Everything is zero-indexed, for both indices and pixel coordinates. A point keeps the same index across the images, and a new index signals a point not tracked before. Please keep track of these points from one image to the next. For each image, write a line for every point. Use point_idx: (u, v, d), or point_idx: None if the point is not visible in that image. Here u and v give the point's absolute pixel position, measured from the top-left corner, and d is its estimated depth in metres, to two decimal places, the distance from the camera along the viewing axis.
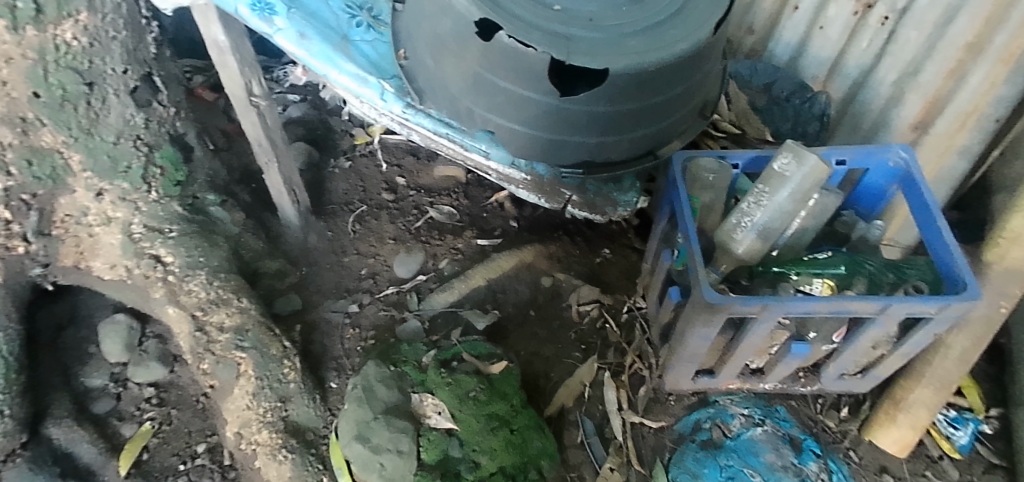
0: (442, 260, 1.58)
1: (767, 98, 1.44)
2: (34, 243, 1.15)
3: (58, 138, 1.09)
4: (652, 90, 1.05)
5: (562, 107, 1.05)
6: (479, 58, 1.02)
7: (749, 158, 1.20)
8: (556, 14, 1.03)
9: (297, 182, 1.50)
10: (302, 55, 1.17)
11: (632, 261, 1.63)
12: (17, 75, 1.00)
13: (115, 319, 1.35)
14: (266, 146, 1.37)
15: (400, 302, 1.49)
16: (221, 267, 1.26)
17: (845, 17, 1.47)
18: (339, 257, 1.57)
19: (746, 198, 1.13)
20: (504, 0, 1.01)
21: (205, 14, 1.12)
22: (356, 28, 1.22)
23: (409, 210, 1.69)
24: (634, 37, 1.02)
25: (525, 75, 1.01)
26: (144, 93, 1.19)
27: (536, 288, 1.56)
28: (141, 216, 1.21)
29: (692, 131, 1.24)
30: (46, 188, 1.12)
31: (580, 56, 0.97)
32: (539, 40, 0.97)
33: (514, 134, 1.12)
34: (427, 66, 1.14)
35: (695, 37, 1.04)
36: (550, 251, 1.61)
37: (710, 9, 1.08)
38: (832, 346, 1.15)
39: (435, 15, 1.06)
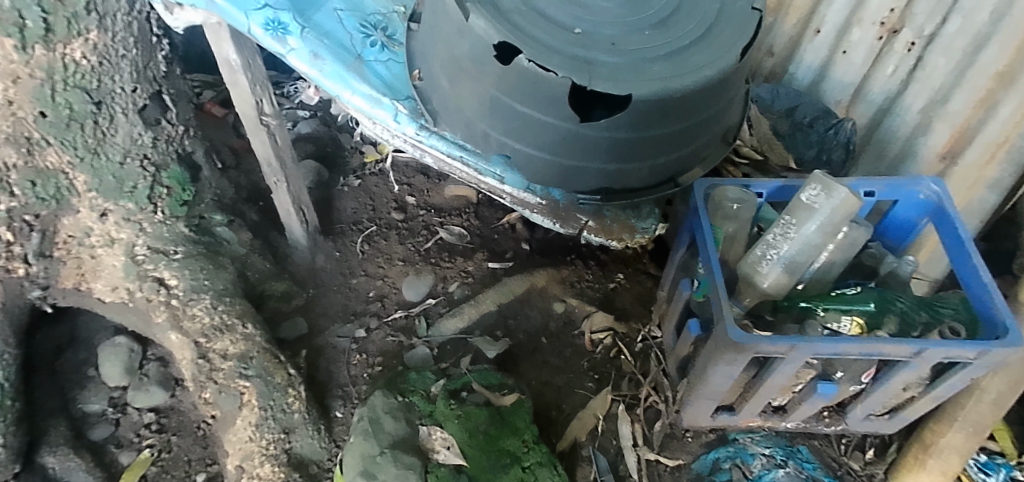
0: (452, 283, 1.54)
1: (790, 124, 1.41)
2: (35, 265, 1.12)
3: (64, 158, 1.06)
4: (676, 117, 1.01)
5: (581, 133, 1.00)
6: (498, 82, 0.98)
7: (772, 188, 1.16)
8: (578, 37, 0.99)
9: (306, 202, 1.47)
10: (315, 76, 1.12)
11: (648, 287, 1.59)
12: (24, 94, 0.97)
13: (116, 342, 1.32)
14: (275, 167, 1.34)
15: (408, 327, 1.44)
16: (226, 291, 1.22)
17: (869, 42, 1.44)
18: (347, 279, 1.53)
19: (772, 230, 1.09)
20: (524, 23, 0.97)
21: (217, 33, 1.12)
22: (370, 48, 1.18)
23: (418, 230, 1.65)
24: (659, 62, 0.98)
25: (545, 100, 0.97)
26: (153, 112, 1.17)
27: (548, 315, 1.51)
28: (146, 237, 1.18)
29: (715, 159, 1.19)
30: (50, 209, 1.09)
31: (602, 81, 0.93)
32: (559, 64, 0.93)
33: (531, 160, 1.08)
34: (442, 87, 1.10)
35: (722, 63, 0.99)
36: (563, 276, 1.57)
37: (737, 33, 1.03)
38: (860, 387, 1.11)
39: (451, 37, 1.02)
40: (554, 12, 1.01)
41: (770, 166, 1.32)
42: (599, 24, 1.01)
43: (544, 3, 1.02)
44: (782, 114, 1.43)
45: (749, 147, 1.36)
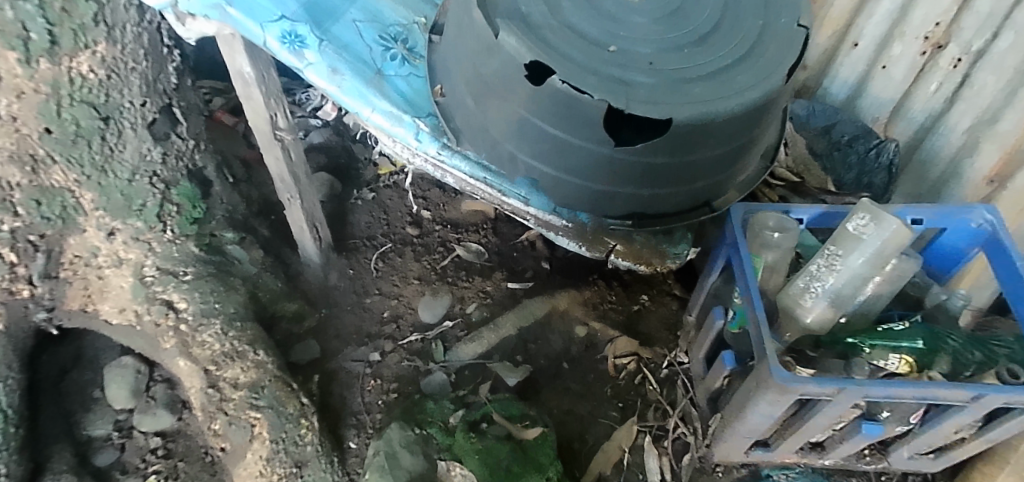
0: (470, 304, 1.48)
1: (827, 144, 1.35)
2: (40, 286, 1.07)
3: (70, 176, 1.00)
4: (717, 141, 0.94)
5: (616, 158, 0.94)
6: (528, 103, 0.92)
7: (813, 214, 1.10)
8: (613, 56, 0.92)
9: (319, 218, 1.41)
10: (333, 92, 1.05)
11: (673, 309, 1.52)
12: (28, 110, 0.91)
13: (122, 363, 1.27)
14: (288, 183, 1.29)
15: (425, 350, 1.39)
16: (237, 315, 1.17)
17: (911, 57, 1.38)
18: (361, 298, 1.48)
19: (815, 260, 1.03)
20: (557, 41, 0.91)
21: (230, 44, 1.05)
22: (391, 62, 1.11)
23: (434, 247, 1.60)
24: (700, 83, 0.91)
25: (578, 123, 0.91)
26: (162, 126, 1.12)
27: (570, 338, 1.45)
28: (156, 257, 1.13)
29: (753, 183, 1.13)
30: (55, 228, 1.04)
31: (640, 105, 0.87)
32: (594, 85, 0.87)
33: (561, 183, 1.02)
34: (467, 105, 1.04)
35: (768, 84, 0.92)
36: (585, 297, 1.50)
37: (783, 51, 0.96)
38: (906, 427, 1.05)
39: (477, 55, 0.96)
40: (588, 28, 0.94)
41: (807, 188, 1.26)
42: (635, 41, 0.95)
43: (577, 18, 0.95)
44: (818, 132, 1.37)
45: (787, 167, 1.31)
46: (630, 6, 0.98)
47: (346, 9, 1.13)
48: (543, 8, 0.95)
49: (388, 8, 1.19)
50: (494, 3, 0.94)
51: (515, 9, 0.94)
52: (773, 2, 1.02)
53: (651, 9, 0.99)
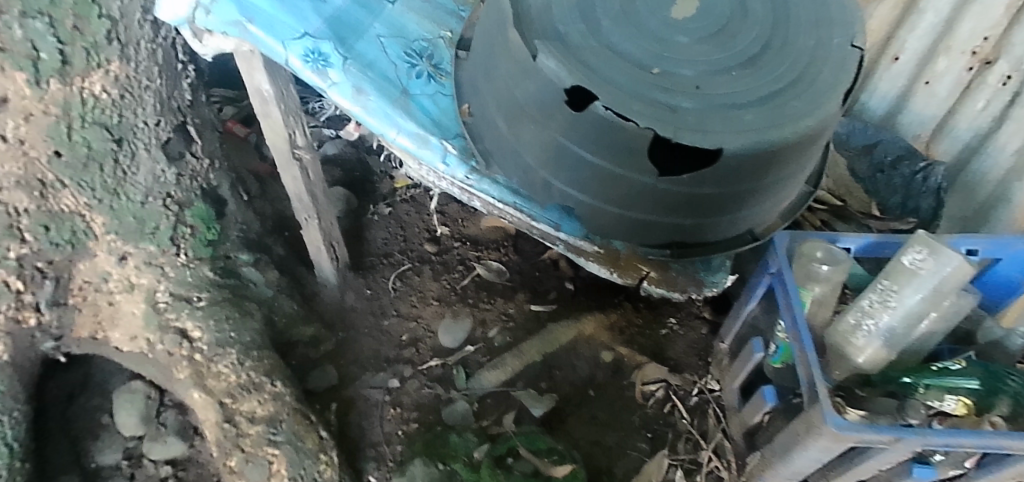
0: (492, 328, 1.43)
1: (869, 165, 1.32)
2: (47, 314, 1.00)
3: (81, 200, 0.94)
4: (766, 171, 0.89)
5: (658, 187, 0.88)
6: (567, 129, 0.87)
7: (863, 244, 1.05)
8: (657, 78, 0.86)
9: (336, 237, 1.35)
10: (359, 113, 0.99)
11: (702, 333, 1.46)
12: (36, 133, 0.85)
13: (132, 388, 1.21)
14: (306, 203, 1.23)
15: (445, 377, 1.34)
16: (253, 343, 1.12)
17: (956, 72, 1.32)
18: (379, 320, 1.43)
19: (866, 295, 0.98)
20: (598, 63, 0.85)
21: (249, 61, 0.99)
22: (416, 80, 1.06)
23: (454, 265, 1.54)
24: (750, 110, 0.85)
25: (621, 151, 0.85)
26: (176, 145, 1.06)
27: (596, 364, 1.40)
28: (169, 283, 1.07)
29: (799, 209, 1.06)
30: (64, 254, 0.97)
31: (689, 133, 0.81)
32: (640, 112, 0.82)
33: (596, 212, 0.97)
34: (497, 127, 0.99)
35: (822, 113, 0.87)
36: (611, 321, 1.45)
37: (837, 75, 0.90)
38: (961, 472, 0.98)
39: (512, 77, 0.90)
40: (629, 48, 0.88)
41: (852, 213, 1.22)
42: (679, 62, 0.88)
43: (617, 37, 0.89)
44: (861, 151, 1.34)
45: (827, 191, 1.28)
46: (673, 23, 0.91)
47: (370, 23, 1.07)
48: (581, 27, 0.89)
49: (413, 21, 1.13)
50: (530, 22, 0.88)
51: (552, 28, 0.88)
52: (824, 20, 0.96)
53: (696, 27, 0.92)
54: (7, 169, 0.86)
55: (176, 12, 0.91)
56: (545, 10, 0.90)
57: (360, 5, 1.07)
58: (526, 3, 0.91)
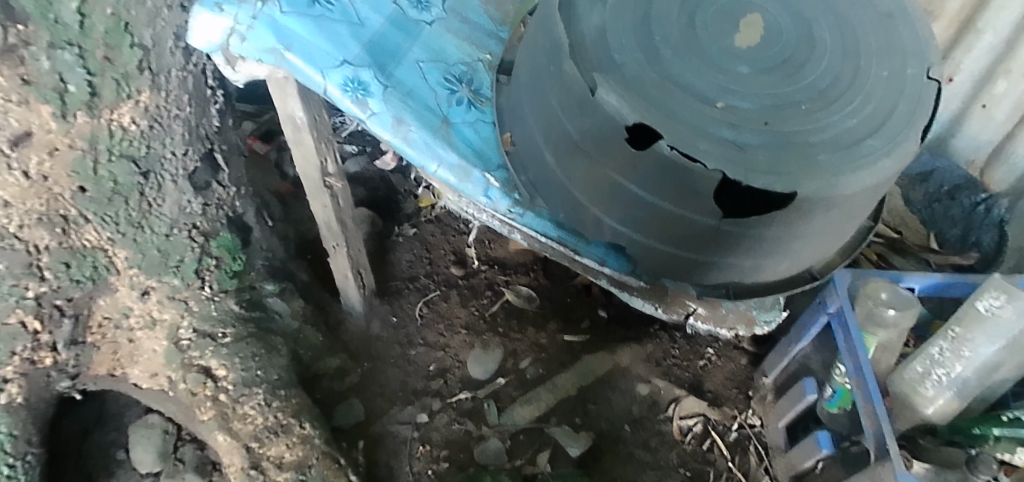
0: (524, 359, 1.38)
1: (924, 195, 1.44)
2: (65, 353, 0.94)
3: (104, 235, 0.89)
4: (838, 213, 0.83)
5: (722, 229, 0.82)
6: (624, 167, 0.81)
7: (928, 283, 1.01)
8: (724, 114, 0.79)
9: (364, 264, 1.30)
10: (398, 144, 0.94)
11: (741, 363, 1.40)
12: (61, 168, 0.79)
13: (149, 422, 1.13)
14: (335, 231, 1.18)
15: (476, 411, 1.31)
16: (280, 381, 1.08)
17: (1016, 95, 1.30)
18: (406, 349, 1.37)
19: (934, 342, 0.91)
20: (662, 97, 0.78)
21: (283, 88, 0.95)
22: (457, 107, 1.00)
23: (482, 290, 1.47)
24: (823, 149, 0.79)
25: (684, 193, 0.79)
26: (203, 174, 1.01)
27: (632, 398, 1.35)
28: (192, 318, 1.02)
29: (863, 244, 0.99)
30: (85, 291, 0.91)
31: (761, 175, 0.75)
32: (707, 152, 0.76)
33: (650, 252, 0.90)
34: (544, 160, 0.92)
35: (898, 153, 0.81)
36: (647, 352, 1.40)
37: (913, 111, 0.84)
38: None
39: (564, 110, 0.84)
40: (692, 79, 0.81)
41: (910, 248, 1.31)
42: (746, 96, 0.81)
43: (679, 68, 0.82)
44: (916, 178, 1.44)
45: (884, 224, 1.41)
46: (737, 52, 0.84)
47: (409, 47, 1.01)
48: (639, 56, 0.82)
49: (452, 43, 1.06)
50: (586, 52, 0.82)
51: (608, 58, 0.81)
52: (895, 50, 0.90)
53: (762, 56, 0.85)
54: (29, 205, 0.80)
55: (208, 38, 0.86)
56: (600, 37, 0.83)
57: (397, 28, 1.02)
58: (579, 30, 0.84)
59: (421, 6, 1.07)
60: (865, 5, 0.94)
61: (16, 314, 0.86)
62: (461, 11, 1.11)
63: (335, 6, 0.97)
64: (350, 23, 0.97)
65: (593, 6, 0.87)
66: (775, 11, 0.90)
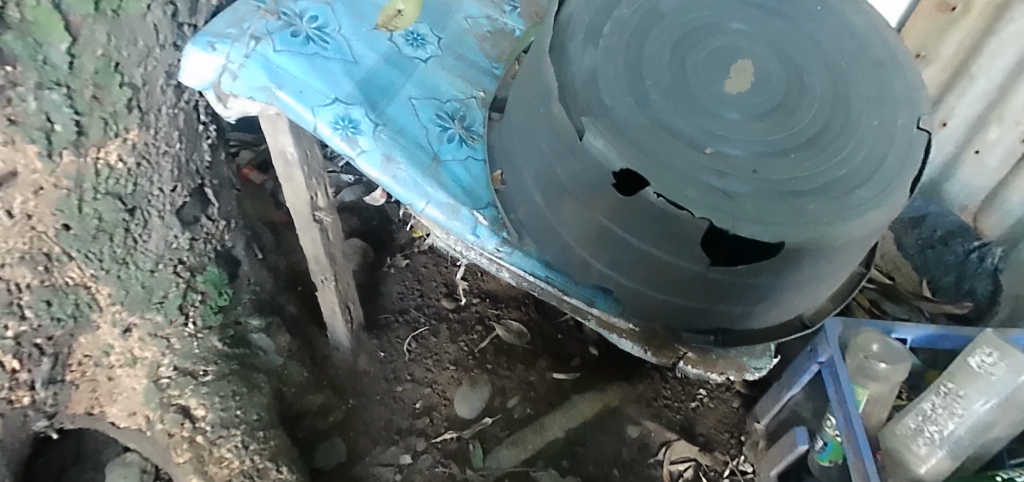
0: (512, 397, 1.37)
1: (916, 240, 1.42)
2: (43, 392, 0.92)
3: (87, 272, 0.88)
4: (827, 263, 0.81)
5: (710, 276, 0.81)
6: (612, 211, 0.80)
7: (921, 335, 0.99)
8: (713, 161, 0.78)
9: (353, 298, 1.29)
10: (387, 182, 0.94)
11: (733, 406, 1.39)
12: (45, 206, 0.79)
13: (127, 461, 1.08)
14: (324, 265, 1.17)
15: (460, 452, 1.29)
16: (259, 422, 1.06)
17: (1009, 143, 1.30)
18: (392, 385, 1.36)
19: (927, 397, 0.90)
20: (650, 143, 0.78)
21: (274, 124, 0.95)
22: (447, 144, 1.00)
23: (471, 324, 1.46)
24: (813, 198, 0.78)
25: (671, 241, 0.78)
26: (191, 209, 1.01)
27: (621, 440, 1.34)
28: (173, 356, 1.01)
29: (858, 288, 0.97)
30: (66, 329, 0.90)
31: (750, 225, 0.74)
32: (695, 200, 0.74)
33: (638, 296, 0.89)
34: (533, 200, 0.91)
35: (888, 205, 0.80)
36: (638, 393, 1.40)
37: (904, 162, 0.83)
38: None
39: (553, 152, 0.83)
40: (681, 125, 0.80)
41: (903, 294, 1.31)
42: (735, 142, 0.81)
43: (669, 113, 0.81)
44: (909, 223, 1.44)
45: (877, 268, 1.40)
46: (727, 98, 0.84)
47: (402, 84, 1.01)
48: (629, 101, 0.81)
49: (446, 80, 1.06)
50: (576, 94, 0.81)
51: (598, 101, 0.80)
52: (889, 99, 0.89)
53: (752, 103, 0.85)
54: (11, 244, 0.79)
55: (201, 76, 0.87)
56: (591, 79, 0.82)
57: (391, 65, 1.02)
58: (570, 72, 0.83)
59: (417, 43, 1.07)
60: (859, 52, 0.93)
61: None
62: (456, 49, 1.11)
63: (330, 44, 0.98)
64: (345, 61, 0.97)
65: (584, 47, 0.85)
66: (768, 57, 0.89)
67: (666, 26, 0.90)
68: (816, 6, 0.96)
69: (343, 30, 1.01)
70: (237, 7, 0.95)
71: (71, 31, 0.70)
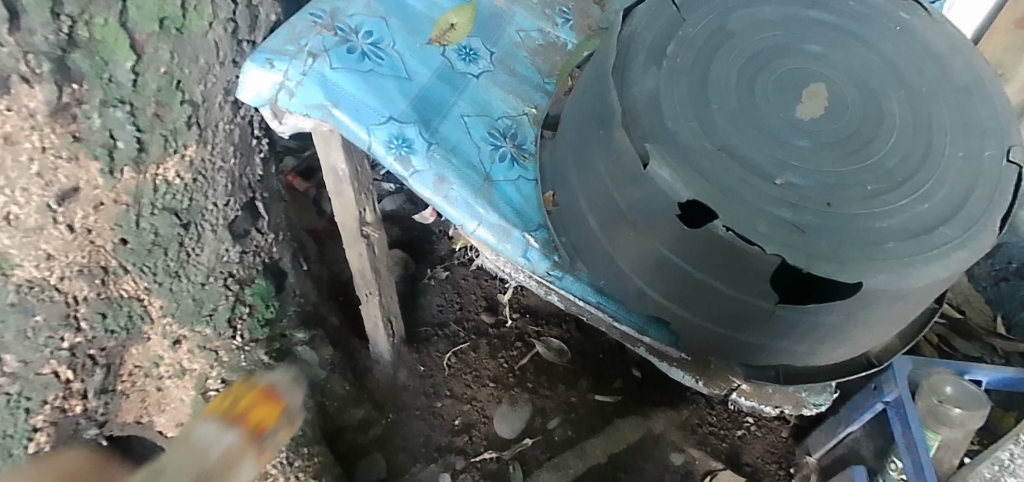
0: (553, 418, 1.35)
1: (989, 271, 1.42)
2: (94, 401, 0.93)
3: (140, 285, 0.88)
4: (902, 304, 0.77)
5: (777, 313, 0.77)
6: (674, 243, 0.76)
7: (998, 378, 0.99)
8: (784, 193, 0.74)
9: (395, 312, 1.27)
10: (439, 202, 0.93)
11: (782, 436, 1.36)
12: (105, 221, 0.79)
13: None
14: (369, 279, 1.16)
15: (500, 473, 1.28)
16: (304, 438, 1.09)
17: None
18: (431, 401, 1.35)
19: (1005, 446, 0.89)
20: (719, 172, 0.74)
21: (327, 140, 0.95)
22: (499, 164, 0.97)
23: (511, 341, 1.43)
24: (891, 236, 0.74)
25: (737, 276, 0.74)
26: (243, 223, 1.01)
27: (663, 467, 1.32)
28: (221, 368, 1.01)
29: (927, 327, 0.91)
30: (118, 340, 0.90)
31: (824, 264, 0.70)
32: (764, 234, 0.71)
33: (696, 330, 0.85)
34: (588, 226, 0.88)
35: (974, 243, 0.75)
36: (683, 419, 1.37)
37: (991, 198, 0.78)
38: None
39: (612, 179, 0.80)
40: (750, 154, 0.77)
41: (974, 330, 1.26)
42: (807, 174, 0.77)
43: (737, 140, 0.78)
44: None
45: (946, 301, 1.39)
46: (797, 124, 0.80)
47: (455, 101, 0.99)
48: (695, 126, 0.78)
49: (497, 96, 1.03)
50: (639, 119, 0.78)
51: (662, 127, 0.77)
52: (973, 129, 0.84)
53: (823, 130, 0.81)
54: (71, 258, 0.79)
55: (257, 92, 0.87)
56: (655, 102, 0.79)
57: (444, 82, 1.00)
58: (632, 95, 0.80)
59: (469, 58, 1.05)
60: (939, 77, 0.89)
61: (50, 364, 0.85)
62: (508, 63, 1.08)
63: (384, 61, 0.97)
64: (399, 78, 0.96)
65: (648, 68, 0.82)
66: (840, 82, 0.85)
67: (734, 47, 0.86)
68: (894, 27, 0.92)
69: (397, 46, 1.00)
70: (294, 22, 0.94)
71: (136, 49, 0.71)
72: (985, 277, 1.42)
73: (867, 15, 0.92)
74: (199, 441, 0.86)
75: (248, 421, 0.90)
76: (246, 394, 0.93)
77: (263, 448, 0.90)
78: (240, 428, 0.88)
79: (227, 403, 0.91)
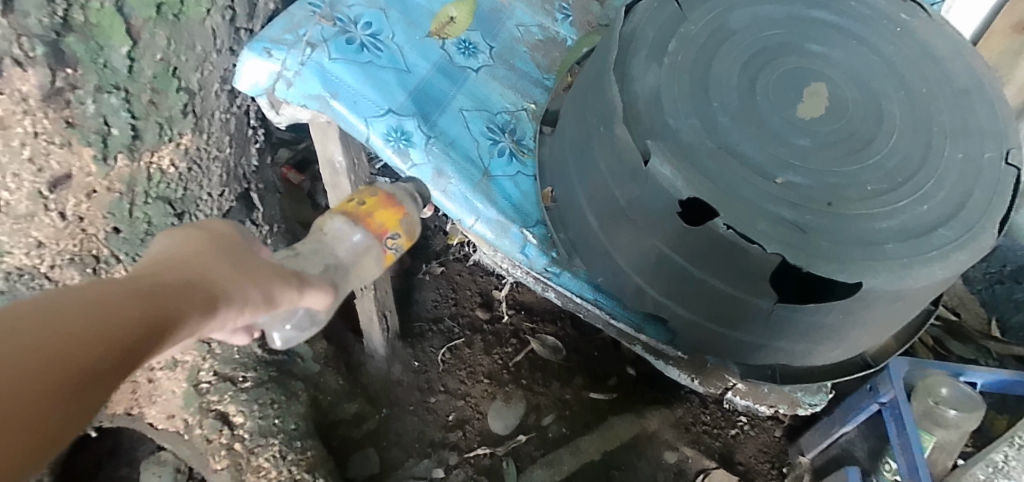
0: (547, 415, 1.35)
1: (984, 274, 1.41)
2: None
3: None
4: (900, 304, 0.77)
5: (776, 312, 0.77)
6: (674, 242, 0.76)
7: (993, 380, 1.00)
8: (785, 193, 0.74)
9: (390, 306, 1.26)
10: (438, 196, 0.92)
11: (775, 436, 1.36)
12: (98, 209, 0.79)
13: (161, 459, 1.10)
14: None
15: (493, 469, 1.29)
16: (297, 431, 1.08)
17: None
18: (425, 396, 1.35)
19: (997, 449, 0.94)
20: (721, 171, 0.74)
21: (324, 131, 0.94)
22: (498, 159, 0.96)
23: (506, 337, 1.43)
24: (891, 238, 0.74)
25: (735, 275, 0.74)
26: (237, 214, 1.00)
27: (657, 465, 1.32)
28: (214, 361, 1.03)
29: (923, 329, 0.91)
30: None
31: (824, 264, 0.70)
32: (764, 233, 0.70)
33: (695, 328, 0.85)
34: (587, 224, 0.87)
35: (974, 246, 0.75)
36: (677, 418, 1.36)
37: (990, 201, 0.78)
38: None
39: (611, 175, 0.80)
40: (751, 152, 0.77)
41: (969, 332, 1.27)
42: (809, 174, 0.77)
43: (739, 139, 0.77)
44: None
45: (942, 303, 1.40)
46: (798, 124, 0.80)
47: (454, 94, 0.98)
48: (696, 123, 0.77)
49: (497, 91, 1.02)
50: (640, 116, 0.77)
51: (664, 124, 0.77)
52: (972, 132, 0.84)
53: (824, 130, 0.80)
54: (62, 246, 0.80)
55: (255, 82, 0.87)
56: (656, 99, 0.78)
57: (443, 75, 0.99)
58: (633, 91, 0.79)
59: (468, 51, 1.03)
60: (939, 80, 0.88)
61: None
62: (508, 58, 1.06)
63: (383, 53, 0.96)
64: (397, 70, 0.95)
65: (649, 64, 0.81)
66: (841, 82, 0.85)
67: (735, 45, 0.85)
68: (894, 28, 0.91)
69: (396, 38, 0.98)
70: (293, 12, 0.93)
71: (132, 34, 0.69)
72: (980, 280, 1.42)
73: (868, 16, 0.91)
74: (331, 234, 0.75)
75: (374, 222, 0.78)
76: (369, 197, 0.80)
77: (387, 248, 0.79)
78: (362, 228, 0.77)
79: (353, 202, 0.80)
